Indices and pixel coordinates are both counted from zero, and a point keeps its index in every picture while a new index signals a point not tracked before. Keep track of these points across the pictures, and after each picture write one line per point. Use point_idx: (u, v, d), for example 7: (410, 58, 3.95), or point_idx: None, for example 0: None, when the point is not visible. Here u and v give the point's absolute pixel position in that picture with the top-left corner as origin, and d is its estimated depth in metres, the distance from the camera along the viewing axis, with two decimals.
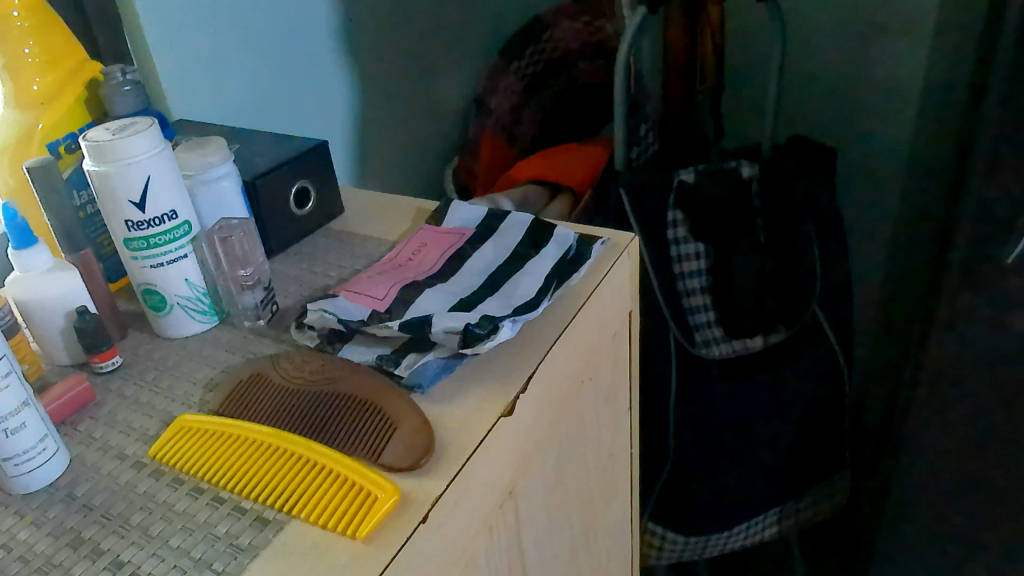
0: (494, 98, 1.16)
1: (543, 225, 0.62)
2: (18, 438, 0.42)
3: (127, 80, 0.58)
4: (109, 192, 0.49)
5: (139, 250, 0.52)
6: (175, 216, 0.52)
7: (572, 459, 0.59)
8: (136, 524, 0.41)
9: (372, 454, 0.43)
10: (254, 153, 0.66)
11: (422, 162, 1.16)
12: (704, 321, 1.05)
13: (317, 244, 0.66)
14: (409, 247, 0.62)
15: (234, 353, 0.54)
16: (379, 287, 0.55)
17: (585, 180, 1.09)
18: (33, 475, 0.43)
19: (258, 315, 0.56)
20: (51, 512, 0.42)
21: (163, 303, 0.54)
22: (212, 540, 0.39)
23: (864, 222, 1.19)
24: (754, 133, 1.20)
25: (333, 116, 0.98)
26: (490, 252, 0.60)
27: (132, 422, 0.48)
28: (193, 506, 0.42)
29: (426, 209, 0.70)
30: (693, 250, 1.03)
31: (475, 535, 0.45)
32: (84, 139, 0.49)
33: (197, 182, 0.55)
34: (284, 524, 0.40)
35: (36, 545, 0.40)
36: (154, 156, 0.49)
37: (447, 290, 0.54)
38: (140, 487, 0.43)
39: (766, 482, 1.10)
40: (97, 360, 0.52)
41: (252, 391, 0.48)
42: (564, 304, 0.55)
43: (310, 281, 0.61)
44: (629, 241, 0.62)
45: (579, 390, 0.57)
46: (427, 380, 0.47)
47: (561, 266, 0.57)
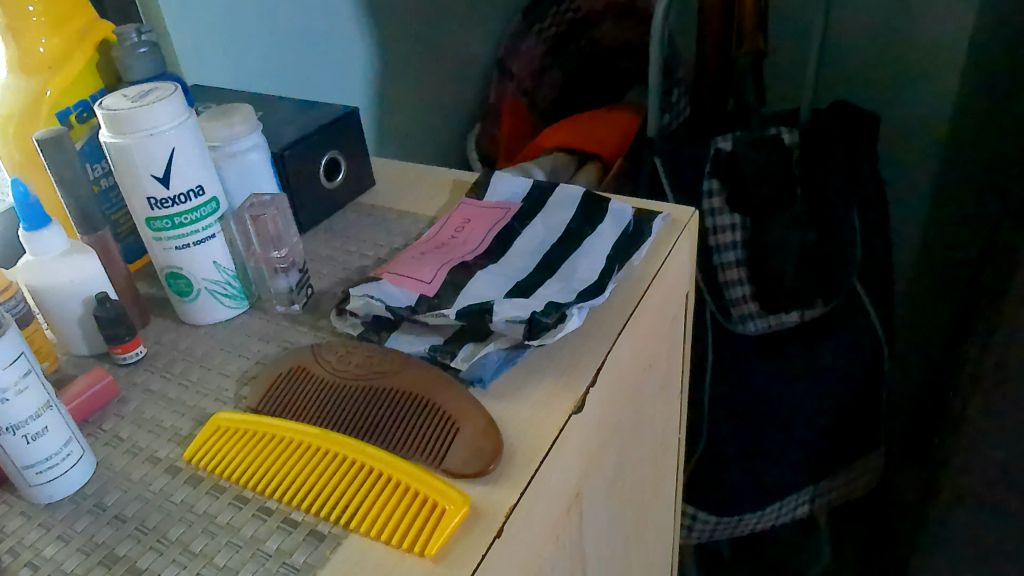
0: (516, 61, 1.10)
1: (597, 199, 0.57)
2: (40, 444, 0.38)
3: (142, 41, 0.53)
4: (129, 165, 0.44)
5: (162, 230, 0.47)
6: (202, 192, 0.47)
7: (630, 452, 0.54)
8: (176, 539, 0.37)
9: (433, 459, 0.39)
10: (279, 122, 0.61)
11: (443, 129, 1.11)
12: (739, 296, 0.98)
13: (348, 221, 0.62)
14: (451, 224, 0.57)
15: (269, 343, 0.49)
16: (425, 269, 0.50)
17: (617, 148, 1.03)
18: (58, 484, 0.39)
19: (292, 300, 0.52)
20: (79, 524, 0.38)
21: (189, 288, 0.49)
22: (262, 558, 0.35)
23: (905, 192, 1.14)
24: (791, 97, 1.15)
25: (351, 81, 0.92)
26: (541, 230, 0.55)
27: (162, 420, 0.44)
28: (239, 518, 0.38)
29: (464, 182, 0.65)
30: (728, 222, 0.96)
31: (543, 546, 0.41)
32: (100, 106, 0.44)
33: (223, 154, 0.50)
34: (341, 540, 0.36)
35: (65, 563, 0.36)
36: (178, 126, 0.44)
37: (501, 273, 0.50)
38: (176, 496, 0.39)
39: (803, 462, 1.05)
40: (119, 351, 0.48)
41: (292, 387, 0.44)
42: (626, 287, 0.50)
43: (344, 261, 0.57)
44: (689, 217, 0.58)
45: (640, 379, 0.53)
46: (488, 373, 0.43)
47: (620, 245, 0.52)
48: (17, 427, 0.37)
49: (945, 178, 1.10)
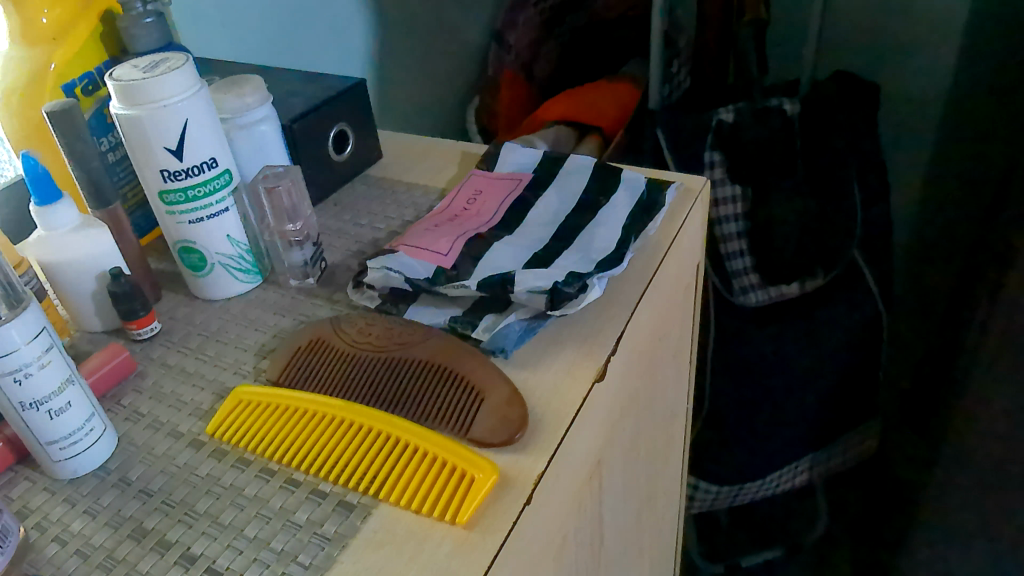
0: (513, 33, 1.07)
1: (610, 168, 0.57)
2: (63, 420, 0.38)
3: (148, 10, 0.52)
4: (142, 138, 0.44)
5: (175, 204, 0.46)
6: (215, 164, 0.46)
7: (645, 421, 0.55)
8: (204, 512, 0.37)
9: (459, 428, 0.39)
10: (286, 94, 0.60)
11: (442, 102, 1.10)
12: (740, 268, 0.98)
13: (357, 194, 0.61)
14: (463, 195, 0.56)
15: (285, 317, 0.49)
16: (441, 240, 0.50)
17: (618, 120, 1.02)
18: (81, 459, 0.39)
19: (307, 274, 0.51)
20: (105, 499, 0.38)
21: (203, 262, 0.49)
22: (293, 529, 0.35)
23: (902, 162, 1.15)
24: (790, 67, 1.14)
25: (349, 53, 0.91)
26: (555, 200, 0.54)
27: (181, 395, 0.44)
28: (266, 490, 0.37)
29: (473, 153, 0.65)
30: (730, 193, 0.95)
31: (567, 514, 0.42)
32: (111, 77, 0.43)
33: (234, 126, 0.50)
34: (371, 510, 0.36)
35: (93, 537, 0.36)
36: (191, 97, 0.44)
37: (518, 243, 0.50)
38: (201, 470, 0.39)
39: (804, 430, 1.06)
40: (134, 326, 0.47)
41: (312, 359, 0.44)
42: (642, 257, 0.51)
43: (356, 234, 0.56)
44: (701, 186, 0.58)
45: (656, 349, 0.53)
46: (510, 343, 0.43)
47: (635, 215, 0.52)
48: (40, 402, 0.37)
49: (943, 148, 1.10)
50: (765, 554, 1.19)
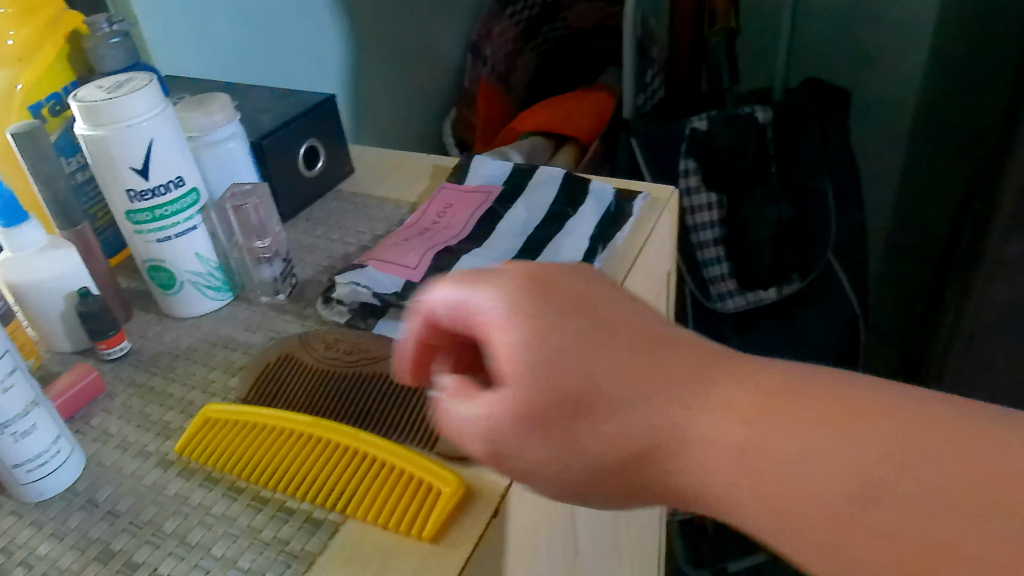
0: (490, 45, 1.08)
1: (578, 179, 0.57)
2: (29, 442, 0.38)
3: (114, 31, 0.52)
4: (107, 158, 0.44)
5: (143, 223, 0.47)
6: (182, 182, 0.46)
7: None
8: (172, 532, 0.37)
9: (427, 443, 0.39)
10: (256, 111, 0.60)
11: (419, 114, 1.10)
12: (717, 274, 0.99)
13: (329, 209, 0.61)
14: (433, 208, 0.57)
15: (255, 333, 0.49)
16: (410, 254, 0.50)
17: (592, 129, 1.03)
18: (48, 482, 0.39)
19: (277, 289, 0.52)
20: (72, 521, 0.38)
21: (172, 280, 0.49)
22: (260, 547, 0.35)
23: (875, 166, 1.16)
24: (763, 74, 1.16)
25: (324, 66, 0.91)
26: (524, 212, 0.55)
27: (150, 414, 0.44)
28: (234, 509, 0.38)
29: (445, 166, 0.65)
30: (705, 201, 0.97)
31: (537, 524, 0.42)
32: (75, 98, 0.43)
33: (202, 144, 0.50)
34: (338, 526, 0.36)
35: (60, 560, 0.36)
36: (156, 117, 0.44)
37: (486, 255, 0.50)
38: (169, 489, 0.39)
39: None
40: (103, 346, 0.47)
41: (281, 376, 0.44)
42: (611, 267, 0.51)
43: (328, 249, 0.56)
44: (669, 195, 0.58)
45: None
46: None
47: (603, 225, 0.53)
48: (5, 425, 0.37)
49: (915, 152, 1.12)
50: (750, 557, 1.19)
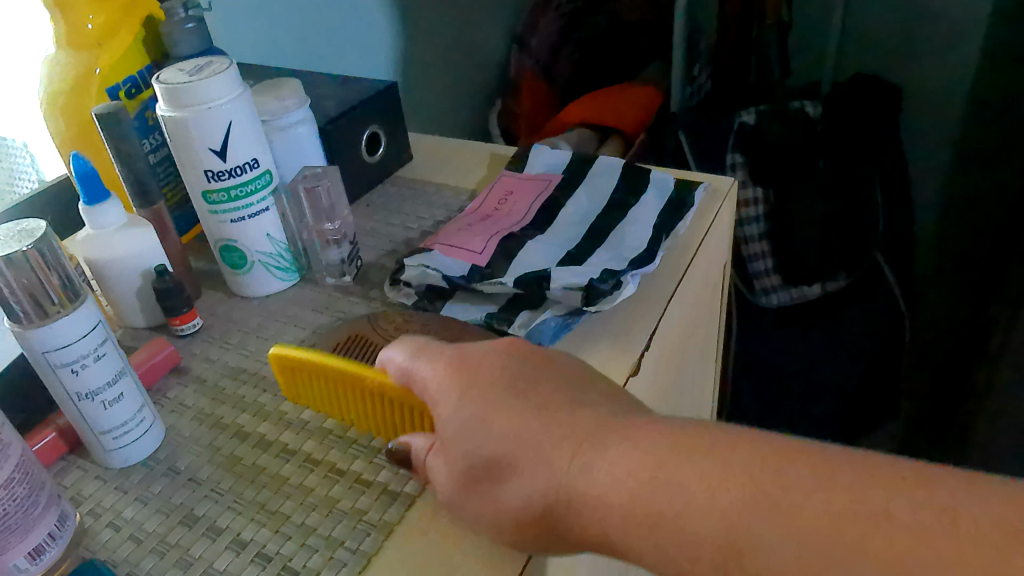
0: (535, 37, 1.08)
1: (638, 168, 0.58)
2: (115, 411, 0.39)
3: (189, 16, 0.54)
4: (187, 139, 0.45)
5: (218, 203, 0.48)
6: (256, 164, 0.48)
7: (674, 418, 0.55)
8: (252, 500, 0.38)
9: None
10: (320, 96, 0.61)
11: (465, 104, 1.11)
12: (761, 269, 0.97)
13: (390, 195, 0.62)
14: (493, 196, 0.57)
15: (323, 313, 0.50)
16: (475, 239, 0.51)
17: (639, 122, 1.02)
18: (131, 450, 0.40)
19: (343, 272, 0.53)
20: (155, 487, 0.39)
21: (243, 260, 0.50)
22: (339, 516, 0.36)
23: (923, 163, 1.15)
24: (811, 68, 1.15)
25: (375, 55, 0.92)
26: (585, 200, 0.55)
27: (224, 388, 0.45)
28: (312, 480, 0.38)
29: (502, 154, 0.66)
30: (751, 195, 0.95)
31: None
32: (158, 80, 0.44)
33: (273, 128, 0.51)
34: (415, 499, 0.37)
35: (146, 524, 0.37)
36: (234, 99, 0.45)
37: (550, 242, 0.51)
38: (247, 460, 0.40)
39: (827, 430, 1.05)
40: (177, 322, 0.48)
41: (351, 355, 0.45)
42: (673, 255, 0.51)
43: (390, 233, 0.57)
44: (729, 186, 0.59)
45: (685, 346, 0.54)
46: (546, 338, 0.44)
47: (665, 214, 0.53)
48: (94, 394, 0.38)
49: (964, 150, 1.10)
50: None
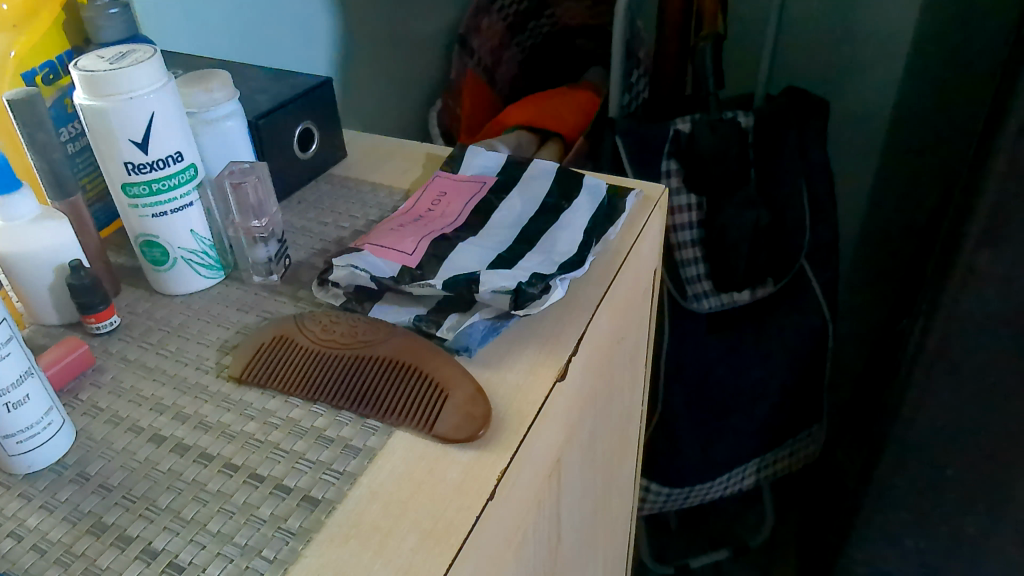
0: (478, 38, 1.07)
1: (572, 174, 0.58)
2: (21, 413, 0.37)
3: (113, 1, 0.52)
4: (106, 130, 0.43)
5: (139, 197, 0.46)
6: (181, 158, 0.46)
7: (602, 421, 0.56)
8: (166, 507, 0.36)
9: (424, 425, 0.40)
10: (252, 90, 0.60)
11: (405, 103, 1.10)
12: (694, 275, 1.00)
13: (322, 192, 0.61)
14: (427, 196, 0.57)
15: (248, 313, 0.49)
16: (406, 240, 0.50)
17: (577, 127, 1.03)
18: (39, 453, 0.38)
19: (270, 270, 0.52)
20: (63, 494, 0.38)
21: (165, 256, 0.49)
22: (256, 524, 0.35)
23: (848, 176, 1.19)
24: (746, 80, 1.18)
25: (313, 47, 0.91)
26: (518, 203, 0.56)
27: (141, 390, 0.43)
28: (230, 485, 0.37)
29: (438, 155, 0.65)
30: (685, 202, 0.98)
31: (526, 513, 0.42)
32: (76, 67, 0.43)
33: (201, 121, 0.50)
34: (335, 505, 0.36)
35: (51, 532, 0.36)
36: (158, 90, 0.43)
37: (482, 244, 0.51)
38: (163, 465, 0.39)
39: (755, 433, 1.07)
40: (93, 320, 0.47)
41: (275, 355, 0.44)
42: (604, 261, 0.52)
43: (320, 232, 0.56)
44: (660, 194, 0.59)
45: (614, 351, 0.54)
46: (474, 342, 0.44)
47: (597, 219, 0.54)
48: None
49: (887, 165, 1.15)
50: (713, 556, 1.20)
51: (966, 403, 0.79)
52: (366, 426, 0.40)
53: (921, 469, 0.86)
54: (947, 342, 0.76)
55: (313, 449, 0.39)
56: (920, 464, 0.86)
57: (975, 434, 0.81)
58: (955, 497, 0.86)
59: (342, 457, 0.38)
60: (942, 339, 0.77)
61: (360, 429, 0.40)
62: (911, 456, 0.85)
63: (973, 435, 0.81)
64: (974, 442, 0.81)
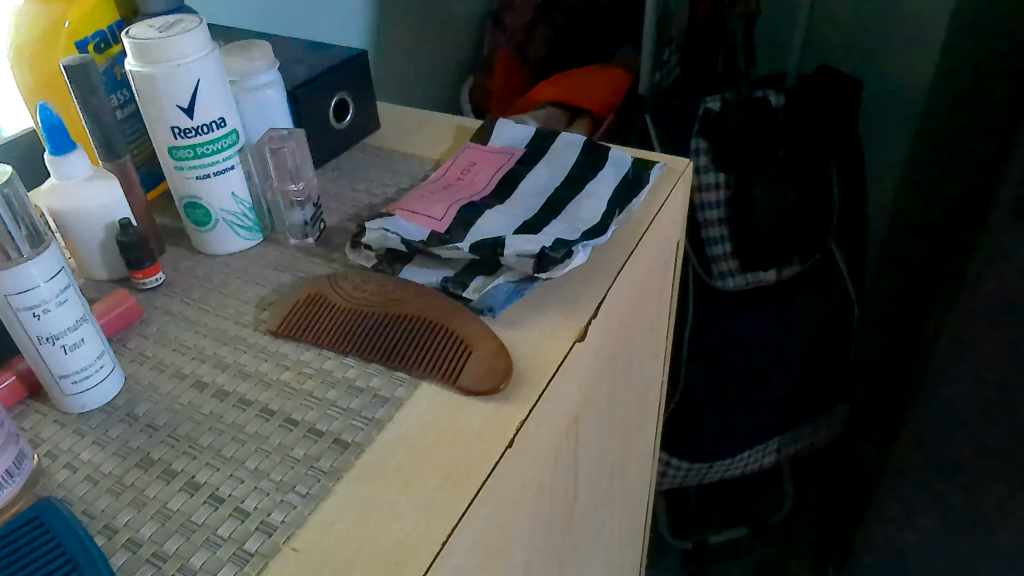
0: (510, 15, 1.08)
1: (597, 146, 0.59)
2: (76, 355, 0.40)
3: None
4: (155, 95, 0.46)
5: (184, 160, 0.49)
6: (224, 124, 0.49)
7: (620, 387, 0.57)
8: (208, 445, 0.39)
9: (449, 378, 0.42)
10: (290, 61, 0.62)
11: (437, 78, 1.11)
12: (721, 253, 1.00)
13: (355, 161, 0.63)
14: (457, 166, 0.59)
15: (284, 273, 0.51)
16: (436, 206, 0.52)
17: (607, 105, 1.03)
18: (91, 394, 0.41)
19: (306, 234, 0.54)
20: (113, 431, 0.40)
21: (207, 218, 0.51)
22: (291, 463, 0.38)
23: (880, 157, 1.18)
24: (778, 59, 1.18)
25: (348, 22, 0.92)
26: (545, 173, 0.57)
27: (184, 340, 0.46)
28: (266, 428, 0.40)
29: (467, 128, 0.67)
30: (713, 180, 0.97)
31: (543, 466, 0.44)
32: (128, 35, 0.45)
33: (242, 89, 0.52)
34: (364, 448, 0.38)
35: (103, 465, 0.39)
36: (203, 58, 0.46)
37: (509, 212, 0.53)
38: (204, 408, 0.41)
39: (777, 412, 1.07)
40: (140, 276, 0.49)
41: (310, 311, 0.47)
42: (626, 230, 0.54)
43: (353, 199, 0.59)
44: (685, 167, 0.61)
45: (634, 318, 0.56)
46: (498, 303, 0.46)
47: (621, 190, 0.55)
48: (56, 337, 0.39)
49: (920, 147, 1.14)
50: (731, 533, 1.21)
51: (987, 381, 0.79)
52: (394, 378, 0.42)
53: (941, 447, 0.86)
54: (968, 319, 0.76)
55: (344, 397, 0.41)
56: (940, 444, 0.86)
57: (996, 412, 0.81)
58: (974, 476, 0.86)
59: (371, 405, 0.41)
60: (964, 315, 0.77)
61: (388, 380, 0.42)
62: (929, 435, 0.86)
63: (993, 413, 0.80)
64: (995, 420, 0.81)
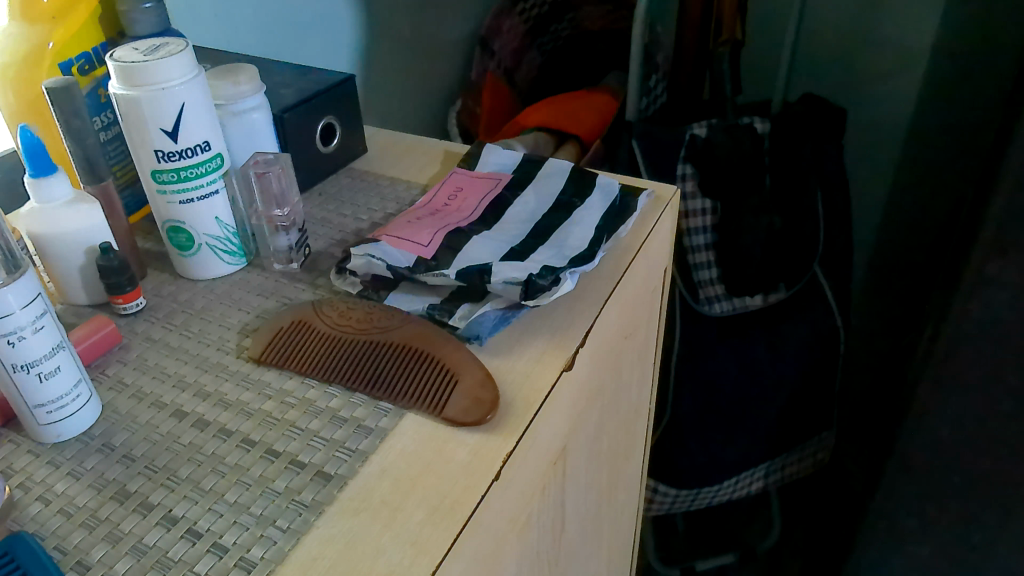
0: (499, 39, 1.08)
1: (585, 173, 0.59)
2: (52, 384, 0.39)
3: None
4: (138, 118, 0.45)
5: (167, 184, 0.48)
6: (208, 148, 0.48)
7: (607, 414, 0.56)
8: (186, 477, 0.38)
9: (434, 409, 0.41)
10: (277, 85, 0.62)
11: (424, 101, 1.11)
12: (707, 278, 1.00)
13: (342, 185, 0.63)
14: (444, 191, 0.59)
15: (268, 298, 0.50)
16: (422, 232, 0.52)
17: (594, 129, 1.04)
18: (67, 423, 0.40)
19: (291, 259, 0.53)
20: (89, 462, 0.39)
21: (190, 242, 0.51)
22: (272, 495, 0.37)
23: (865, 184, 1.20)
24: (763, 87, 1.19)
25: (336, 46, 0.92)
26: (532, 200, 0.57)
27: (165, 367, 0.45)
28: (247, 459, 0.39)
29: (455, 152, 0.67)
30: (700, 206, 0.98)
31: (530, 497, 0.44)
32: (112, 58, 0.45)
33: (228, 112, 0.52)
34: (347, 481, 0.37)
35: (77, 498, 0.37)
36: (188, 82, 0.45)
37: (495, 238, 0.52)
38: (184, 438, 0.40)
39: (765, 438, 1.07)
40: (120, 301, 0.49)
41: (294, 339, 0.46)
42: (614, 257, 0.53)
43: (339, 224, 0.58)
44: (672, 195, 0.61)
45: (622, 345, 0.55)
46: (484, 331, 0.46)
47: (609, 217, 0.55)
48: (31, 365, 0.38)
49: (903, 173, 1.15)
50: (718, 561, 1.19)
51: (972, 405, 0.79)
52: (378, 408, 0.42)
53: (927, 474, 0.86)
54: (955, 345, 0.76)
55: (327, 428, 0.40)
56: (926, 472, 0.86)
57: (980, 439, 0.81)
58: (960, 501, 0.86)
59: (355, 436, 0.40)
60: (953, 343, 0.76)
61: (372, 410, 0.41)
62: (916, 462, 0.85)
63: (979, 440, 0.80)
64: (979, 447, 0.81)
